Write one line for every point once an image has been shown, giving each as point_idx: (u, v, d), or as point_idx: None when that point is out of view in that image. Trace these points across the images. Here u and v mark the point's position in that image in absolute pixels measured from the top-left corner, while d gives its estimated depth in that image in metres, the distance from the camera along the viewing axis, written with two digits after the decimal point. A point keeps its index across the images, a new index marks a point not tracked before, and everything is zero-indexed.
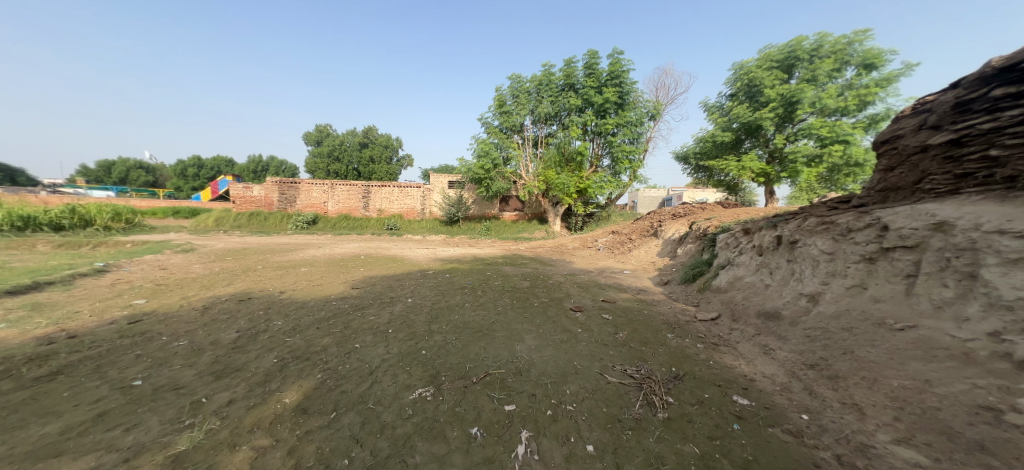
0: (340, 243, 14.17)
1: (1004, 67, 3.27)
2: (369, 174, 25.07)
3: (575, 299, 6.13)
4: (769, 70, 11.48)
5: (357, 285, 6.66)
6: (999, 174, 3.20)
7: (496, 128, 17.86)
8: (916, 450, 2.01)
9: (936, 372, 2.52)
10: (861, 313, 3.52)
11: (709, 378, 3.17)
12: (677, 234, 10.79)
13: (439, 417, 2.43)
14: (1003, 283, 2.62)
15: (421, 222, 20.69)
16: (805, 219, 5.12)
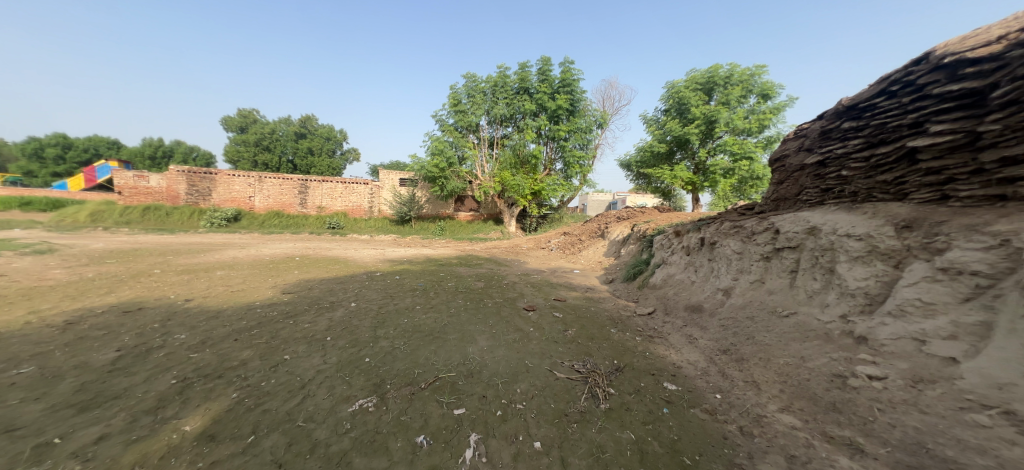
0: (269, 243, 12.52)
1: (849, 106, 4.18)
2: (308, 168, 22.50)
3: (527, 298, 6.26)
4: (695, 91, 13.04)
5: (290, 290, 5.92)
6: (846, 190, 4.08)
7: (451, 126, 17.47)
8: (793, 416, 2.47)
9: (808, 350, 3.12)
10: (760, 303, 4.20)
11: (644, 368, 3.49)
12: (621, 236, 11.66)
13: (382, 428, 2.30)
14: (850, 276, 3.35)
15: (367, 220, 19.24)
16: (721, 223, 5.93)
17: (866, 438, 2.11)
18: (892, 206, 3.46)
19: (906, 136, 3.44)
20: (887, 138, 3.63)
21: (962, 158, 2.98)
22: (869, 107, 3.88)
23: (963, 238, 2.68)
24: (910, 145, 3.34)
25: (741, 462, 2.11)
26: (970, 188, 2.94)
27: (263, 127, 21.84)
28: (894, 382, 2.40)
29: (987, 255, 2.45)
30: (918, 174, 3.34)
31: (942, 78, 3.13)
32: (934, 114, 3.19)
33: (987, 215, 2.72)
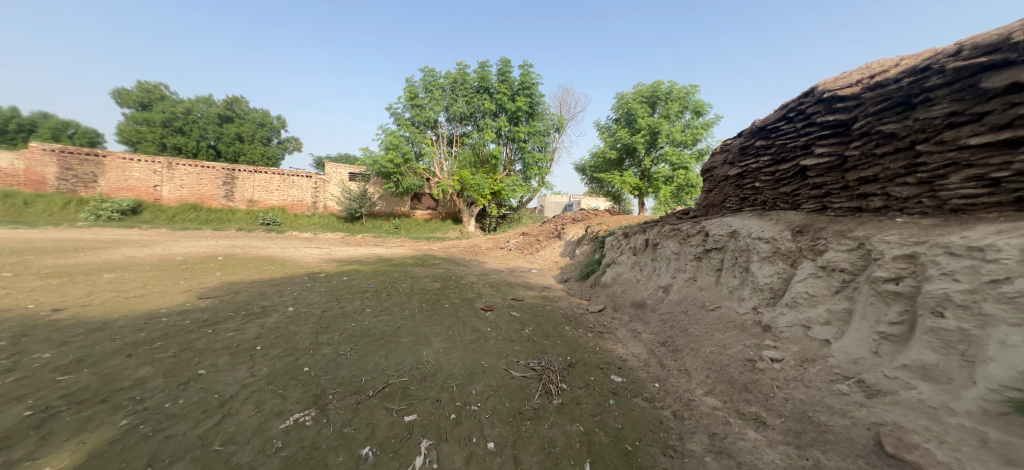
0: (185, 241, 10.80)
1: (761, 127, 4.85)
2: (235, 156, 19.83)
3: (485, 298, 6.23)
4: (641, 104, 14.11)
5: (212, 294, 5.17)
6: (758, 200, 4.72)
7: (407, 121, 16.74)
8: (715, 397, 2.80)
9: (729, 338, 3.55)
10: (692, 299, 4.68)
11: (594, 362, 3.68)
12: (576, 237, 12.16)
13: (321, 443, 2.11)
14: (761, 273, 3.88)
15: (310, 217, 17.57)
16: (663, 226, 6.47)
17: (770, 412, 2.46)
18: (792, 214, 4.08)
19: (799, 156, 4.09)
20: (786, 156, 4.28)
21: (836, 177, 3.63)
22: (774, 129, 4.54)
23: (833, 243, 3.23)
24: (801, 163, 3.99)
25: (673, 443, 2.32)
26: (839, 201, 3.59)
27: (173, 105, 18.57)
28: (791, 363, 2.83)
29: (851, 255, 3.00)
30: (806, 189, 3.99)
31: (825, 110, 3.78)
32: (818, 138, 3.83)
33: (851, 222, 3.33)
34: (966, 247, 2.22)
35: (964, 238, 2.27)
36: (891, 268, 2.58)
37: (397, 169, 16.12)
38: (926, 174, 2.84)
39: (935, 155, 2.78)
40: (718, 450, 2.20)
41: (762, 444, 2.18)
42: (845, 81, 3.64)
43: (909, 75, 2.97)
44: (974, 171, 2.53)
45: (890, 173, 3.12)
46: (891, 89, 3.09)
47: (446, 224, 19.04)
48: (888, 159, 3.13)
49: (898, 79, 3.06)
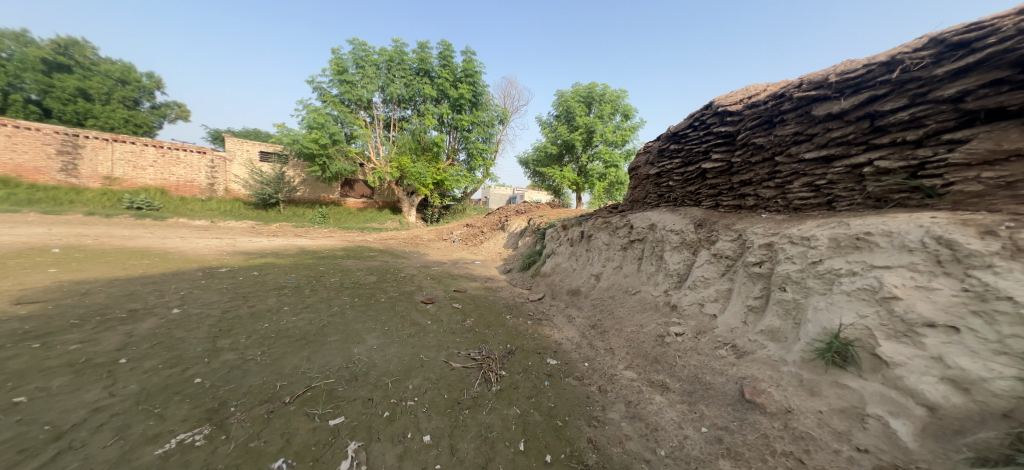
0: (7, 230, 8.04)
1: (673, 132, 5.49)
2: (81, 116, 15.02)
3: (426, 291, 5.97)
4: (579, 102, 14.83)
5: (53, 297, 4.00)
6: (671, 197, 5.36)
7: (335, 98, 14.87)
8: (632, 370, 3.16)
9: (646, 318, 4.03)
10: (618, 285, 5.17)
11: (532, 348, 3.83)
12: (519, 228, 12.37)
13: (217, 464, 1.80)
14: (671, 260, 4.45)
15: (205, 202, 14.51)
16: (596, 219, 6.96)
17: (672, 377, 2.88)
18: (694, 209, 4.75)
19: (700, 160, 4.77)
20: (692, 160, 4.94)
21: (724, 180, 4.32)
22: (683, 136, 5.19)
23: (722, 234, 3.85)
24: (701, 167, 4.66)
25: (596, 414, 2.56)
26: (726, 200, 4.29)
27: None
28: (689, 336, 3.33)
29: (734, 244, 3.63)
30: (704, 189, 4.68)
31: (718, 122, 4.46)
32: (713, 146, 4.51)
33: (735, 217, 4.00)
34: (801, 236, 2.86)
35: (799, 230, 2.93)
36: (758, 254, 3.19)
37: (323, 151, 14.36)
38: (780, 180, 3.58)
39: (786, 165, 3.51)
40: (632, 415, 2.50)
41: (664, 406, 2.55)
42: (732, 99, 4.34)
43: (771, 100, 3.69)
44: (807, 179, 3.29)
45: (758, 178, 3.85)
46: (760, 109, 3.79)
47: (382, 214, 17.59)
48: (758, 166, 3.84)
49: (765, 102, 3.77)
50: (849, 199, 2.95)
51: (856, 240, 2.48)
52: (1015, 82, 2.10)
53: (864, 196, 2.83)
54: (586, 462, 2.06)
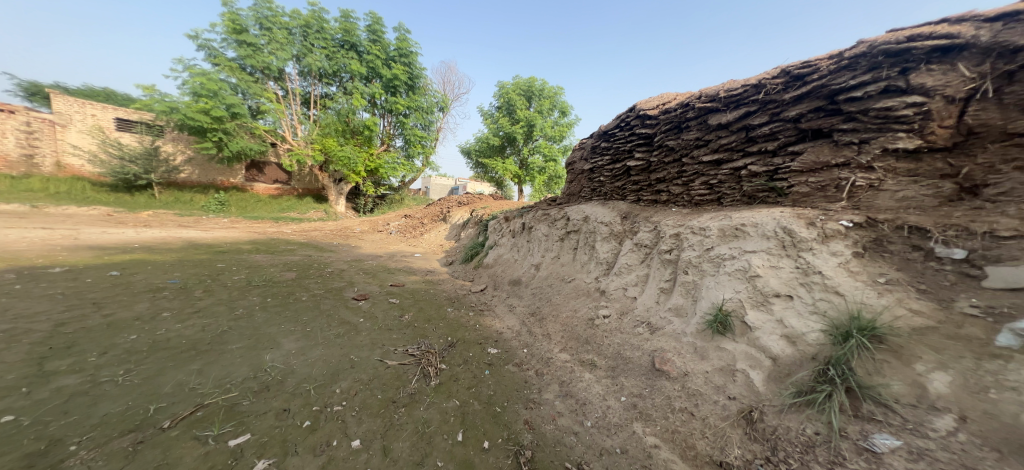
0: None
1: (603, 132, 5.89)
2: None
3: (359, 287, 5.44)
4: (520, 96, 14.91)
5: None
6: (602, 191, 5.77)
7: (232, 61, 12.11)
8: (566, 352, 3.40)
9: (579, 302, 4.35)
10: (556, 273, 5.45)
11: (473, 339, 3.82)
12: (462, 219, 12.12)
13: None
14: (601, 249, 4.81)
15: (19, 179, 10.68)
16: (536, 211, 7.16)
17: (599, 356, 3.18)
18: (619, 203, 5.20)
19: (625, 158, 5.22)
20: (619, 158, 5.36)
21: (644, 177, 4.81)
22: (611, 135, 5.61)
23: (642, 225, 4.29)
24: (626, 164, 5.11)
25: (533, 396, 2.69)
26: (645, 195, 4.79)
27: None
28: (614, 317, 3.70)
29: (651, 234, 4.09)
30: (628, 185, 5.12)
31: (639, 124, 4.93)
32: (635, 146, 4.97)
33: (653, 210, 4.49)
34: (699, 227, 3.37)
35: (698, 223, 3.44)
36: (669, 243, 3.67)
37: (219, 126, 11.77)
38: (685, 179, 4.13)
39: (689, 166, 4.06)
40: (566, 394, 2.70)
41: (592, 382, 2.82)
42: (650, 105, 4.85)
43: (679, 108, 4.24)
44: (704, 179, 3.87)
45: (669, 176, 4.38)
46: (671, 115, 4.32)
47: (303, 203, 15.15)
48: (670, 166, 4.38)
49: (676, 110, 4.30)
50: (732, 196, 3.56)
51: (735, 229, 3.00)
52: (829, 110, 2.84)
53: (741, 194, 3.45)
54: (522, 443, 2.16)
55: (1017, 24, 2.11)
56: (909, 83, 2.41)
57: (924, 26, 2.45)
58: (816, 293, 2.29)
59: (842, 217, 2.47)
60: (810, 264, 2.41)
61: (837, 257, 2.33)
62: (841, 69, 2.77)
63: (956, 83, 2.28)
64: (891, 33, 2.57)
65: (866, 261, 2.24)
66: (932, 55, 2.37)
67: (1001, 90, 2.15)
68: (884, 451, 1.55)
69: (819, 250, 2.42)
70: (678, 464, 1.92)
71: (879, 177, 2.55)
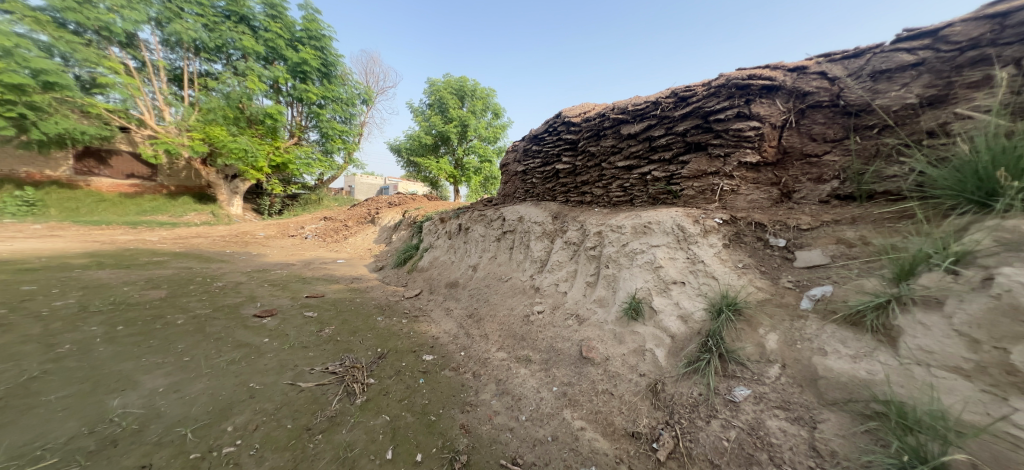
0: None
1: (533, 135, 6.09)
2: None
3: (264, 301, 4.64)
4: (451, 95, 14.49)
5: None
6: (534, 192, 5.94)
7: (44, 14, 9.00)
8: (503, 351, 3.48)
9: (514, 299, 4.49)
10: (492, 273, 5.51)
11: (406, 348, 3.63)
12: (394, 222, 11.47)
13: None
14: (535, 247, 4.93)
15: None
16: (472, 212, 7.11)
17: (534, 350, 3.34)
18: (549, 203, 5.46)
19: (554, 161, 5.49)
20: (549, 161, 5.59)
21: (571, 179, 5.10)
22: (540, 139, 5.85)
23: (570, 224, 4.52)
24: (555, 167, 5.37)
25: (470, 399, 2.70)
26: (573, 197, 5.06)
27: None
28: (548, 311, 3.90)
29: (578, 233, 4.34)
30: (557, 187, 5.38)
31: (565, 130, 5.27)
32: (563, 150, 5.28)
33: (580, 210, 4.76)
34: (616, 225, 3.73)
35: (616, 221, 3.79)
36: (593, 240, 3.97)
37: (22, 98, 8.62)
38: (605, 182, 4.52)
39: (607, 171, 4.47)
40: (502, 392, 2.78)
41: (527, 376, 2.96)
42: (574, 113, 5.25)
43: (598, 118, 4.68)
44: (619, 182, 4.30)
45: (592, 179, 4.75)
46: (592, 124, 4.74)
47: (177, 203, 12.20)
48: (592, 170, 4.75)
49: (595, 119, 4.73)
50: (641, 198, 4.01)
51: (644, 226, 3.39)
52: (704, 128, 3.44)
53: (647, 196, 3.93)
54: (457, 449, 2.15)
55: (804, 75, 2.98)
56: (752, 111, 3.11)
57: (756, 69, 3.22)
58: (701, 278, 2.76)
59: (715, 215, 3.02)
60: (696, 255, 2.88)
61: (714, 247, 2.83)
62: (710, 95, 3.41)
63: (777, 114, 3.04)
64: (739, 71, 3.31)
65: (731, 251, 2.79)
66: (763, 92, 3.10)
67: (799, 122, 2.99)
68: (740, 400, 1.97)
69: (702, 242, 2.90)
70: (600, 442, 2.13)
71: (737, 183, 3.20)
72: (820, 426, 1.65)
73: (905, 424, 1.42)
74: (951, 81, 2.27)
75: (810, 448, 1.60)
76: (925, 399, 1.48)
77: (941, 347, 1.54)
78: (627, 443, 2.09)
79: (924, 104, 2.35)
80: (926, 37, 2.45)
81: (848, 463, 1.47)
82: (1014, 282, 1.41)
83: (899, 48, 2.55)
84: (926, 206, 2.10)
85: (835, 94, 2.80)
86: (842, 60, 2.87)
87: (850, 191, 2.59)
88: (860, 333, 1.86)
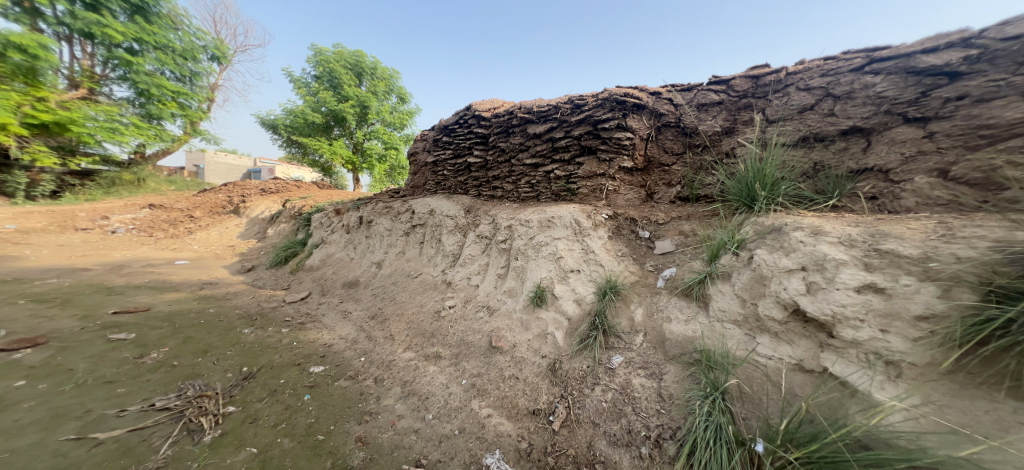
0: None
1: (444, 126, 5.83)
2: None
3: (19, 329, 3.17)
4: (345, 69, 12.63)
5: None
6: (446, 184, 5.70)
7: None
8: (411, 351, 3.31)
9: (424, 296, 4.30)
10: (400, 270, 5.13)
11: (287, 361, 3.09)
12: (266, 214, 9.66)
13: None
14: (447, 242, 4.80)
15: None
16: (376, 204, 6.47)
17: (444, 346, 3.28)
18: (460, 196, 5.37)
19: (465, 154, 5.39)
20: (460, 153, 5.46)
21: (483, 173, 5.12)
22: (451, 130, 5.65)
23: (482, 218, 4.55)
24: (466, 160, 5.29)
25: (370, 408, 2.50)
26: (484, 191, 5.09)
27: None
28: (459, 305, 3.86)
29: (490, 226, 4.39)
30: (469, 180, 5.32)
31: (475, 123, 5.23)
32: (474, 144, 5.22)
33: (491, 205, 4.82)
34: (524, 219, 3.90)
35: (524, 215, 3.97)
36: (504, 233, 4.07)
37: None
38: (514, 177, 4.69)
39: (517, 167, 4.65)
40: (408, 395, 2.65)
41: (436, 373, 2.90)
42: (484, 107, 5.26)
43: (506, 115, 4.82)
44: (527, 179, 4.52)
45: (502, 175, 4.85)
46: (501, 120, 4.85)
47: None
48: (503, 165, 4.86)
49: (505, 116, 4.85)
50: (545, 194, 4.31)
51: (548, 221, 3.63)
52: (594, 134, 3.91)
53: (550, 192, 4.25)
54: (351, 464, 1.96)
55: (660, 98, 3.71)
56: (626, 124, 3.68)
57: (629, 89, 3.83)
58: (591, 265, 3.14)
59: (602, 211, 3.49)
60: (589, 246, 3.25)
61: (600, 239, 3.27)
62: (598, 106, 3.90)
63: (644, 129, 3.69)
64: (618, 88, 3.88)
65: (613, 242, 3.27)
66: (634, 109, 3.71)
67: (657, 137, 3.69)
68: (616, 366, 2.36)
69: (592, 235, 3.30)
70: (505, 425, 2.26)
71: (618, 185, 3.77)
72: (664, 377, 2.13)
73: (709, 365, 1.95)
74: (737, 118, 3.18)
75: (658, 395, 2.05)
76: (723, 346, 2.06)
77: (731, 308, 2.17)
78: (528, 420, 2.27)
79: (722, 132, 3.23)
80: (725, 83, 3.36)
81: (679, 401, 1.94)
82: (764, 261, 2.09)
83: (713, 89, 3.43)
84: (724, 206, 2.92)
85: (678, 118, 3.57)
86: (681, 91, 3.68)
87: (686, 194, 3.37)
88: (690, 303, 2.46)
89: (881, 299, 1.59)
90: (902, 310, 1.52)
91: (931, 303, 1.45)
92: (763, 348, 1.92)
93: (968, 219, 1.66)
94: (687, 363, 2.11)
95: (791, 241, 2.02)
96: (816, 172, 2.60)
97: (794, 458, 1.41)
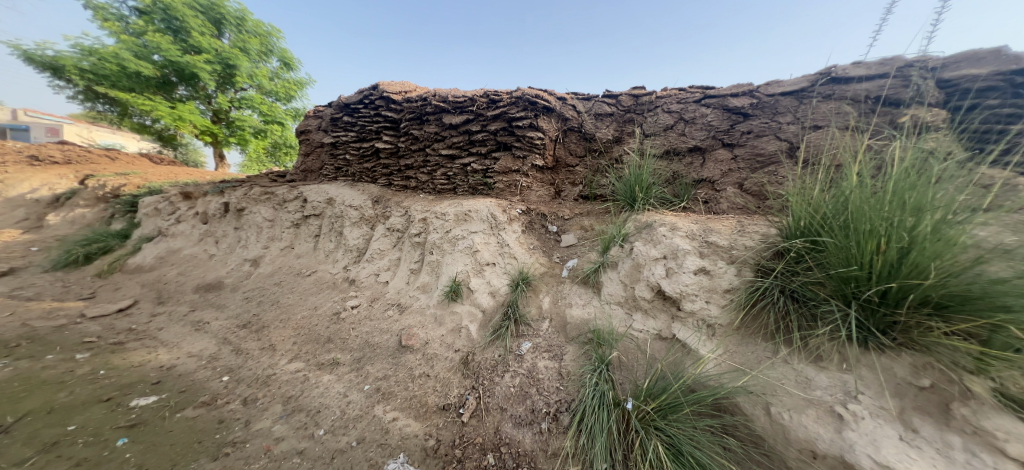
0: None
1: (345, 104, 5.09)
2: None
3: None
4: (191, 11, 9.62)
5: None
6: (350, 171, 5.02)
7: None
8: (299, 361, 2.84)
9: (318, 297, 3.73)
10: (286, 268, 4.33)
11: (88, 399, 2.27)
12: (41, 194, 6.84)
13: None
14: (351, 235, 4.26)
15: None
16: (251, 188, 5.25)
17: (345, 351, 2.93)
18: (367, 185, 4.82)
19: (372, 138, 4.84)
20: (365, 137, 4.88)
21: (393, 161, 4.70)
22: (355, 110, 4.99)
23: (393, 210, 4.18)
24: (373, 145, 4.76)
25: (234, 436, 2.05)
26: (395, 181, 4.68)
27: None
28: (364, 305, 3.48)
29: (402, 219, 4.07)
30: (378, 167, 4.81)
31: (384, 106, 4.74)
32: (382, 128, 4.74)
33: (404, 196, 4.48)
34: (439, 212, 3.75)
35: (439, 208, 3.82)
36: (417, 227, 3.84)
37: None
38: (429, 168, 4.45)
39: (431, 157, 4.42)
40: (291, 412, 2.28)
41: (332, 383, 2.56)
42: (394, 89, 4.80)
43: (419, 101, 4.52)
44: (444, 171, 4.34)
45: (416, 165, 4.55)
46: (414, 106, 4.52)
47: None
48: (416, 154, 4.55)
49: (418, 102, 4.53)
50: (462, 187, 4.23)
51: (464, 214, 3.59)
52: (508, 132, 4.02)
53: (467, 186, 4.19)
54: None
55: (565, 103, 4.05)
56: (537, 125, 3.89)
57: (540, 91, 4.05)
58: (506, 258, 3.25)
59: (516, 207, 3.64)
60: (503, 240, 3.35)
61: (514, 233, 3.40)
62: (512, 104, 4.02)
63: (552, 130, 3.97)
64: (530, 89, 4.06)
65: (526, 236, 3.45)
66: (543, 111, 3.95)
67: (563, 139, 4.03)
68: (524, 351, 2.53)
69: (507, 229, 3.41)
70: (411, 426, 2.16)
71: (530, 182, 3.97)
72: (563, 357, 2.39)
73: (598, 340, 2.27)
74: (624, 129, 3.73)
75: (557, 373, 2.29)
76: (606, 323, 2.42)
77: (616, 291, 2.56)
78: (436, 417, 2.22)
79: (613, 140, 3.74)
80: (615, 98, 3.90)
81: (574, 377, 2.19)
82: (640, 251, 2.53)
83: (605, 101, 3.93)
84: (614, 205, 3.40)
85: (579, 124, 3.98)
86: (582, 100, 4.10)
87: (587, 193, 3.80)
88: (586, 288, 2.80)
89: (707, 278, 2.12)
90: (718, 285, 2.06)
91: (732, 279, 2.01)
92: (636, 324, 2.34)
93: (756, 220, 2.34)
94: (582, 341, 2.42)
95: (657, 235, 2.50)
96: (674, 180, 3.26)
97: (651, 408, 1.74)
